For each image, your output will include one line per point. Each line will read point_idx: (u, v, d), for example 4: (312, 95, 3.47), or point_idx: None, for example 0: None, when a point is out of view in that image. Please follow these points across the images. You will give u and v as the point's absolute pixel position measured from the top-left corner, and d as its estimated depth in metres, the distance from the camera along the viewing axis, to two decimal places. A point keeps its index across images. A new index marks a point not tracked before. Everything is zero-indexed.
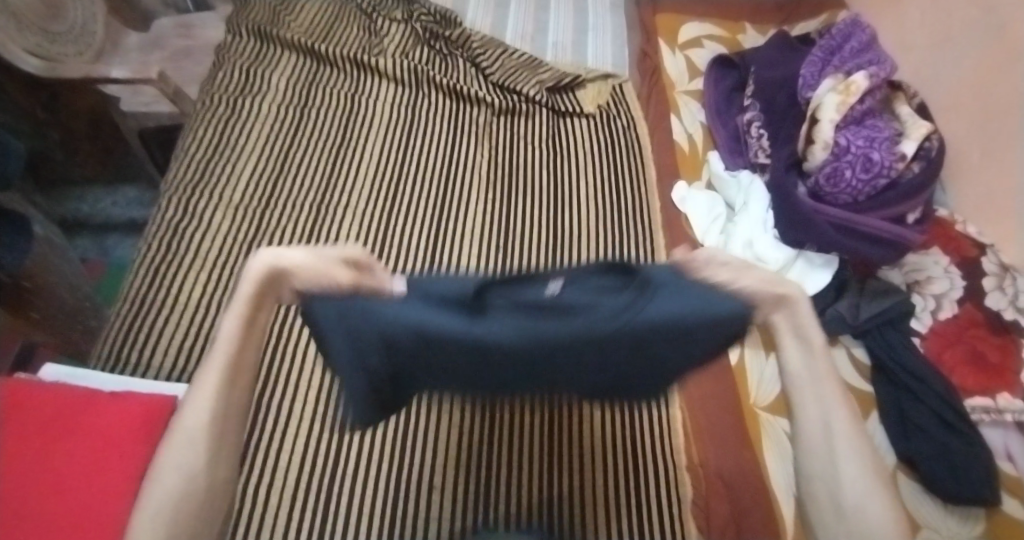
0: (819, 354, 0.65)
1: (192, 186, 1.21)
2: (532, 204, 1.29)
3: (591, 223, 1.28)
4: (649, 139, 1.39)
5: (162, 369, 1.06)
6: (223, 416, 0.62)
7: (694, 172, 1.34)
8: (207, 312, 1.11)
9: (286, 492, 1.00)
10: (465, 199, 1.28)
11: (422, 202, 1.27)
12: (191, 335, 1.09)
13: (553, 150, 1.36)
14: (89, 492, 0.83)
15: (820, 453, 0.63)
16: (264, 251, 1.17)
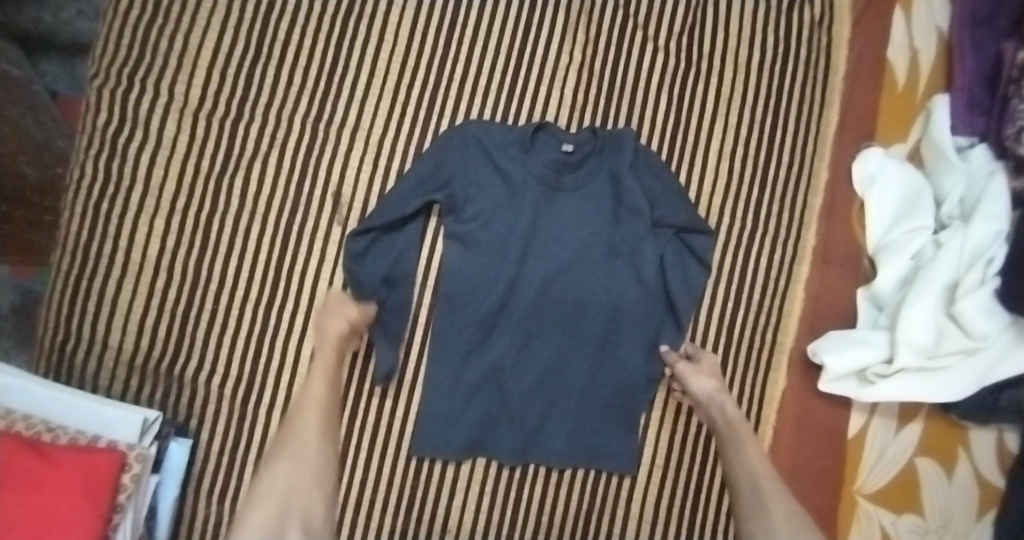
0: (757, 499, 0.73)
1: (136, 70, 0.82)
2: (639, 152, 0.85)
3: (715, 190, 0.88)
4: (845, 49, 0.91)
5: (121, 351, 0.83)
6: (326, 408, 0.76)
7: (900, 128, 0.90)
8: (169, 278, 0.83)
9: None
10: (542, 131, 0.83)
11: (470, 132, 0.83)
12: (154, 309, 0.84)
13: (682, 52, 0.89)
14: None
15: (756, 509, 0.72)
16: (238, 191, 0.83)
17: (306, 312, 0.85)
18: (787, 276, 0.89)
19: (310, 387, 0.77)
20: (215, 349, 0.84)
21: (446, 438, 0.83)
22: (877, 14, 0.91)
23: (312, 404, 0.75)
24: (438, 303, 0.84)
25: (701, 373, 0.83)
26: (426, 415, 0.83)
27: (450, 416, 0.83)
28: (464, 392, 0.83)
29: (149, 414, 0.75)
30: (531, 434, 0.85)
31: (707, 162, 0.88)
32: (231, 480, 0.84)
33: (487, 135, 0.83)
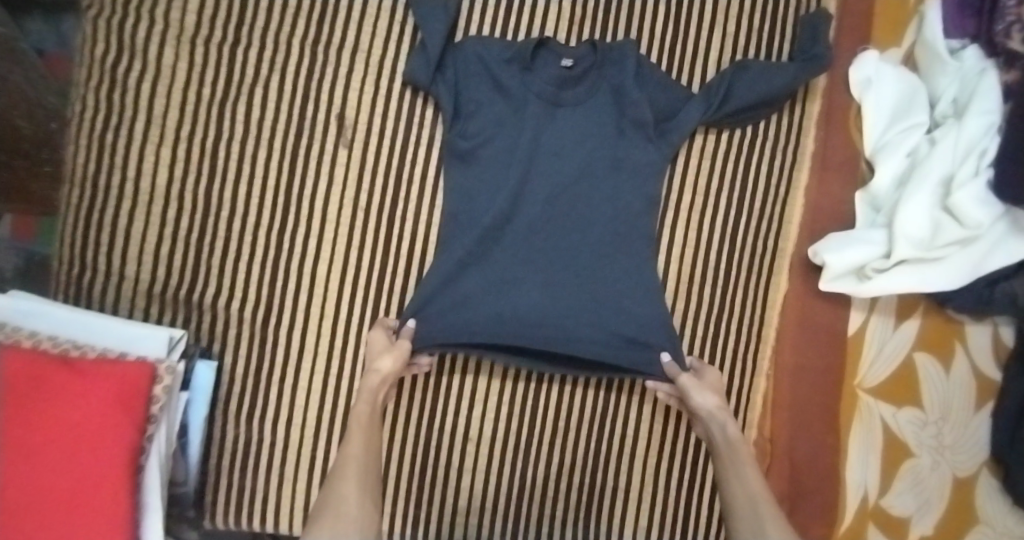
0: (865, 426, 0.92)
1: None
2: (640, 64, 0.86)
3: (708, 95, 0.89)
4: None
5: (139, 281, 0.85)
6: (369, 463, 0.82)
7: (893, 31, 0.90)
8: (180, 209, 0.85)
9: (306, 431, 0.89)
10: (544, 47, 0.85)
11: (470, 50, 0.85)
12: (167, 239, 0.85)
13: None
14: (62, 499, 0.68)
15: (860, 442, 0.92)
16: (241, 116, 0.84)
17: (317, 235, 0.86)
18: (787, 181, 0.91)
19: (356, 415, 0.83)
20: (231, 275, 0.86)
21: (458, 345, 0.84)
22: None
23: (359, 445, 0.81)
24: (446, 220, 0.86)
25: (707, 388, 0.86)
26: (439, 327, 0.84)
27: (462, 330, 0.83)
28: (477, 306, 0.83)
29: (172, 332, 0.77)
30: (547, 347, 0.84)
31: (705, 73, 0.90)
32: (258, 400, 0.88)
33: (487, 51, 0.84)
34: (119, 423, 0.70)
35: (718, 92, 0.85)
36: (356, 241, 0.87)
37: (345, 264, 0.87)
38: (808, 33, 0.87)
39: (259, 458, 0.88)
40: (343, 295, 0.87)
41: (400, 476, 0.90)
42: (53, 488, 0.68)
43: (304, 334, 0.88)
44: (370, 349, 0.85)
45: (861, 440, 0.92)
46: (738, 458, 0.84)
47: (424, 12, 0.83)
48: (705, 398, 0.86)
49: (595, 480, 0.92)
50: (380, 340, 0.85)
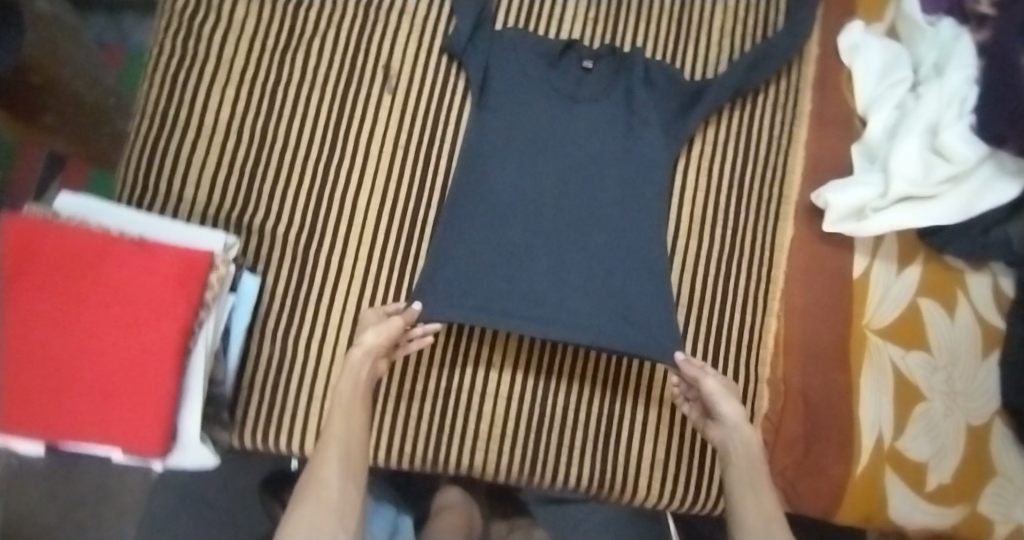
0: (876, 371, 0.95)
1: None
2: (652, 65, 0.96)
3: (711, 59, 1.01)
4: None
5: (194, 204, 0.94)
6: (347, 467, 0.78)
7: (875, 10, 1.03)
8: (238, 141, 0.95)
9: (337, 350, 0.93)
10: (570, 49, 0.96)
11: (505, 35, 0.96)
12: (224, 168, 0.94)
13: None
14: (128, 361, 0.76)
15: (872, 387, 0.95)
16: (300, 64, 0.97)
17: (359, 169, 0.96)
18: (788, 137, 1.00)
19: (332, 416, 0.81)
20: (279, 201, 0.94)
21: (480, 273, 0.87)
22: None
23: (335, 441, 0.79)
24: (470, 153, 0.93)
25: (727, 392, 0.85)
26: (457, 249, 0.88)
27: (479, 253, 0.88)
28: (496, 231, 0.89)
29: (227, 237, 0.85)
30: (557, 278, 0.89)
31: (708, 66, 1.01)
32: (292, 321, 0.93)
33: (508, 38, 0.96)
34: (176, 298, 0.76)
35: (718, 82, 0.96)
36: (393, 176, 0.96)
37: (383, 195, 0.95)
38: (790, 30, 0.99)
39: (290, 376, 0.92)
40: (379, 225, 0.95)
41: (424, 401, 0.93)
42: (121, 350, 0.76)
43: (340, 259, 0.94)
44: (360, 327, 0.87)
45: (872, 384, 0.95)
46: (758, 479, 0.81)
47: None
48: (732, 405, 0.85)
49: (610, 418, 0.94)
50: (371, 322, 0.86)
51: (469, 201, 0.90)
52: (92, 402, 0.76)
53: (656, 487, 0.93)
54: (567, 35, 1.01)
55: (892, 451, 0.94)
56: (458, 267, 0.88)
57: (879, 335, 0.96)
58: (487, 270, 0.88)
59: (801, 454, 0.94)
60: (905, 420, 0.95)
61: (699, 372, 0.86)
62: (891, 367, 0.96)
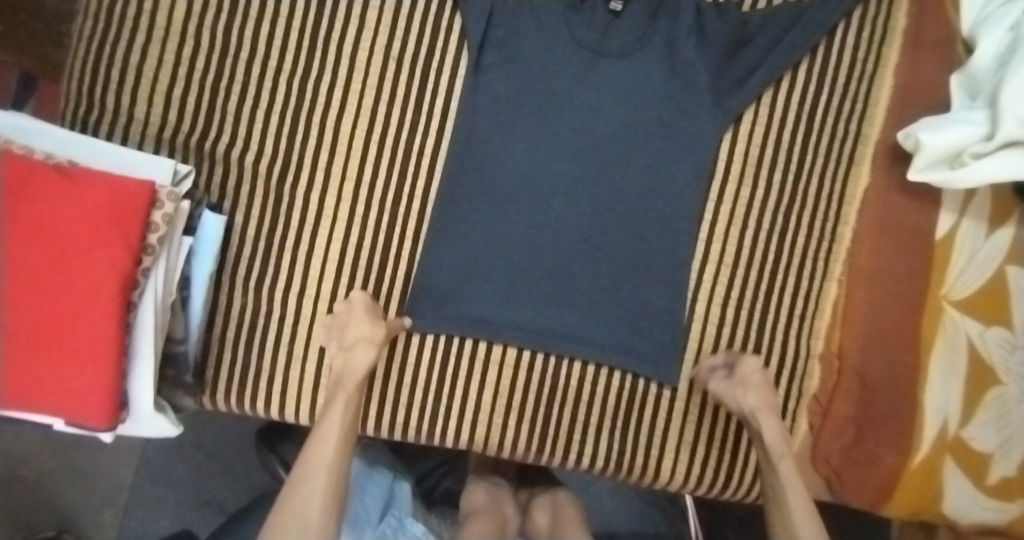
0: (947, 349, 0.81)
1: None
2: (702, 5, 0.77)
3: None
4: None
5: (145, 126, 0.78)
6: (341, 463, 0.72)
7: None
8: (194, 47, 0.77)
9: (317, 304, 0.80)
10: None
11: None
12: (180, 81, 0.77)
13: None
14: (61, 314, 0.63)
15: (940, 367, 0.81)
16: None
17: (342, 87, 0.78)
18: (875, 59, 0.79)
19: (332, 404, 0.74)
20: (245, 124, 0.78)
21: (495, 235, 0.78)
22: None
23: (332, 432, 0.72)
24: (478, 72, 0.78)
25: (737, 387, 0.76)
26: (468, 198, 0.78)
27: (484, 203, 0.78)
28: (505, 177, 0.78)
29: (179, 165, 0.69)
30: (569, 242, 0.78)
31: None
32: (265, 268, 0.79)
33: None
34: (111, 241, 0.62)
35: (780, 27, 0.77)
36: (384, 97, 0.79)
37: (372, 120, 0.79)
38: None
39: (267, 330, 0.79)
40: (367, 156, 0.79)
41: (419, 365, 0.80)
42: (53, 301, 0.63)
43: (320, 196, 0.79)
44: (351, 312, 0.76)
45: (940, 365, 0.81)
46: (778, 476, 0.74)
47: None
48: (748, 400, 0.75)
49: (634, 392, 0.81)
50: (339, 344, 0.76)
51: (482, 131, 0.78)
52: (22, 361, 0.64)
53: (685, 471, 0.82)
54: None
55: (954, 438, 0.81)
56: (459, 223, 0.78)
57: (957, 309, 0.81)
58: (497, 225, 0.78)
59: (850, 440, 0.82)
60: (975, 407, 0.81)
61: (719, 376, 0.78)
62: (966, 346, 0.81)
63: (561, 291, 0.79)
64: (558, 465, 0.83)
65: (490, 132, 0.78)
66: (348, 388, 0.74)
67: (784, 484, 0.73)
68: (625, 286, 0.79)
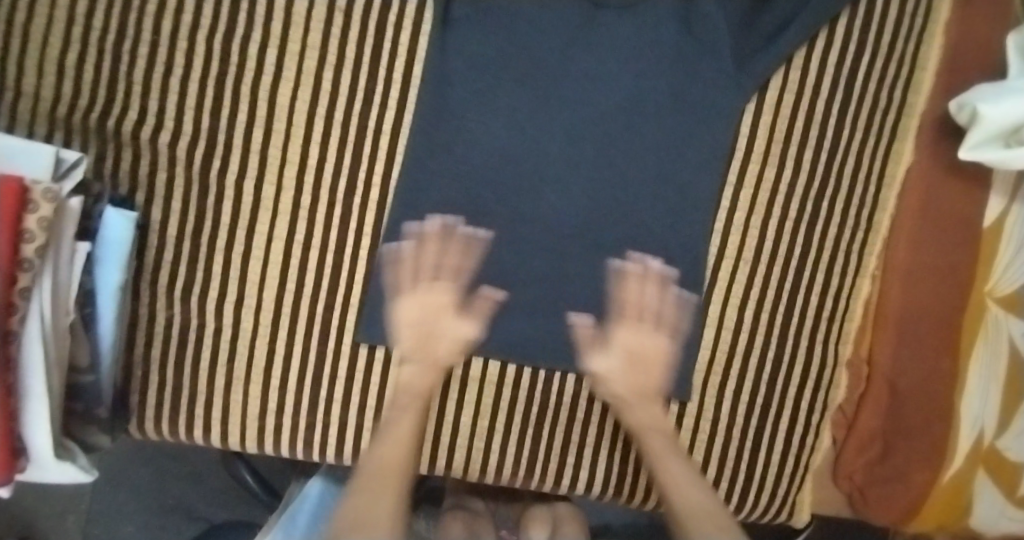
0: (993, 349, 0.70)
1: None
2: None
3: None
4: None
5: (34, 103, 0.62)
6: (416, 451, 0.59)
7: None
8: (90, 1, 0.61)
9: (259, 315, 0.66)
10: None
11: None
12: (76, 43, 0.62)
13: None
14: None
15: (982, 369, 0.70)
16: None
17: (279, 46, 0.63)
18: (924, 15, 0.66)
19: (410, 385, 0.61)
20: (157, 96, 0.63)
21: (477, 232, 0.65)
22: None
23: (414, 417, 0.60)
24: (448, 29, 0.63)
25: (637, 366, 0.61)
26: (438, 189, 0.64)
27: (458, 193, 0.64)
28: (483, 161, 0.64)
29: (64, 152, 0.54)
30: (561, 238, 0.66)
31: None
32: (193, 273, 0.65)
33: None
34: None
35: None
36: (331, 60, 0.63)
37: (317, 89, 0.63)
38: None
39: (199, 349, 0.66)
40: (312, 134, 0.64)
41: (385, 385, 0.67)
42: None
43: (257, 185, 0.64)
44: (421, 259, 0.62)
45: (986, 367, 0.70)
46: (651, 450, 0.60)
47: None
48: (620, 384, 0.61)
49: None
50: (431, 279, 0.61)
51: (455, 102, 0.64)
52: None
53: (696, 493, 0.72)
54: None
55: (994, 451, 0.70)
56: (430, 217, 0.64)
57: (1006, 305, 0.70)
58: (475, 219, 0.65)
59: (878, 453, 0.73)
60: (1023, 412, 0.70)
61: (627, 316, 0.62)
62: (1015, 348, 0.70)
63: (551, 298, 0.67)
64: (552, 490, 0.72)
65: (463, 103, 0.63)
66: (428, 365, 0.61)
67: (676, 476, 0.57)
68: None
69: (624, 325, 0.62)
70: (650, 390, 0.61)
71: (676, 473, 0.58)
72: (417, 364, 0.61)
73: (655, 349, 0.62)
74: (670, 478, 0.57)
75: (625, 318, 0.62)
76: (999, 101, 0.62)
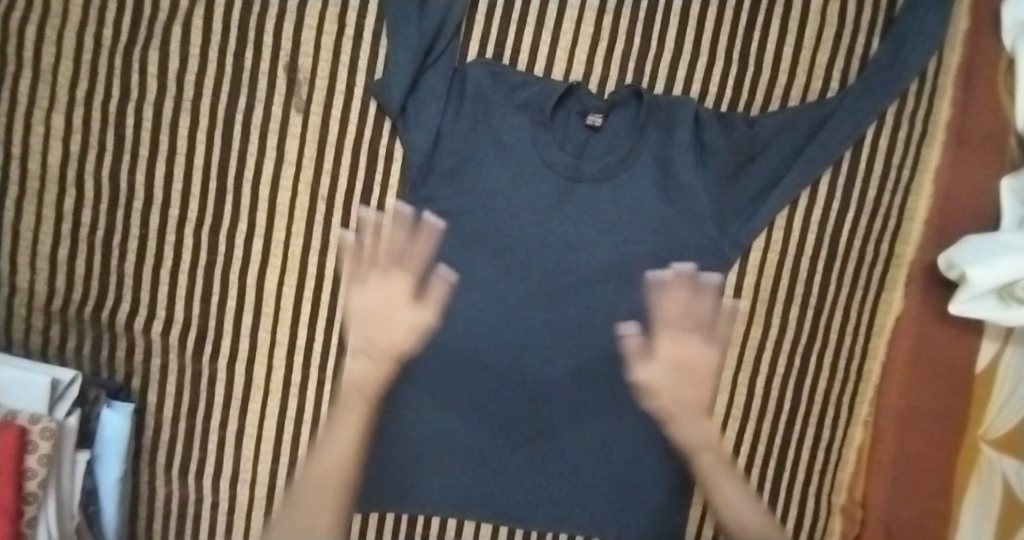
0: (987, 487, 0.67)
1: None
2: (700, 111, 0.62)
3: (801, 80, 0.63)
4: None
5: (32, 298, 0.64)
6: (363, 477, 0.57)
7: None
8: (79, 200, 0.62)
9: (255, 491, 0.67)
10: (570, 95, 0.62)
11: (471, 76, 0.61)
12: (68, 239, 0.63)
13: None
14: None
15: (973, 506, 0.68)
16: (155, 71, 0.61)
17: (263, 233, 0.63)
18: (910, 165, 0.65)
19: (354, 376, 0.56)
20: (147, 289, 0.63)
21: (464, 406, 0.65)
22: None
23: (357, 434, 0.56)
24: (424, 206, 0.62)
25: (679, 376, 0.58)
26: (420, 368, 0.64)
27: (442, 370, 0.64)
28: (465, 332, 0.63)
29: (59, 375, 0.55)
30: (548, 401, 0.65)
31: (789, 95, 0.63)
32: (189, 455, 0.66)
33: (470, 84, 0.61)
34: None
35: (795, 141, 0.62)
36: (315, 246, 0.64)
37: (303, 273, 0.64)
38: (911, 32, 0.60)
39: (199, 523, 0.67)
40: (300, 316, 0.64)
41: None
42: None
43: (247, 367, 0.65)
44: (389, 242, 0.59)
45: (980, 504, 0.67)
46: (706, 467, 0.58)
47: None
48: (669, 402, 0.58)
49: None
50: (698, 332, 0.59)
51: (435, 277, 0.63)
52: None
53: None
54: (566, 60, 0.63)
55: None
56: (418, 387, 0.65)
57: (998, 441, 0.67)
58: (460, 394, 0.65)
59: None
60: None
61: (672, 324, 0.59)
62: None
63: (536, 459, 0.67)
64: None
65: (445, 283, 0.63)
66: (376, 357, 0.56)
67: (713, 473, 0.58)
68: (619, 454, 0.66)
69: (667, 331, 0.59)
70: (700, 401, 0.58)
71: (731, 485, 0.57)
72: (367, 356, 0.56)
73: (687, 357, 0.58)
74: (734, 506, 0.56)
75: (665, 335, 0.59)
76: (986, 265, 0.61)
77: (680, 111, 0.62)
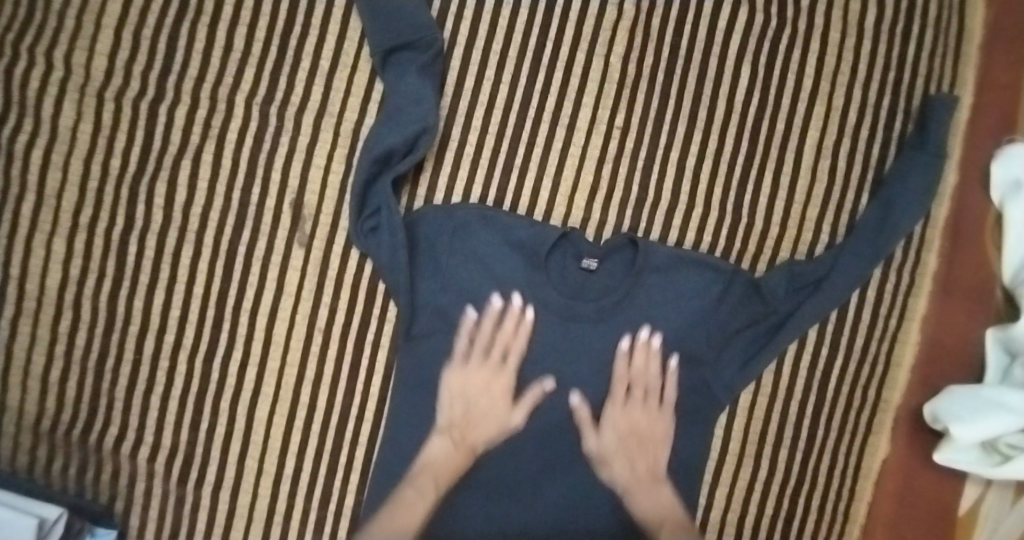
0: None
1: (15, 39, 0.60)
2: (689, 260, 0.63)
3: (791, 233, 0.65)
4: (965, 124, 0.67)
5: (18, 419, 0.63)
6: None
7: None
8: (75, 324, 0.62)
9: None
10: (564, 239, 0.61)
11: (465, 219, 0.62)
12: (61, 359, 0.62)
13: (757, 10, 0.65)
14: None
15: None
16: (162, 203, 0.61)
17: (257, 362, 0.63)
18: (898, 314, 0.67)
19: None
20: (137, 416, 0.63)
21: None
22: (991, 42, 0.66)
23: None
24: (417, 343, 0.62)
25: (632, 446, 0.62)
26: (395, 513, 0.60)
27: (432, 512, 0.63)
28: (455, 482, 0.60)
29: (46, 512, 0.56)
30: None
31: (780, 247, 0.65)
32: None
33: (459, 227, 0.62)
34: None
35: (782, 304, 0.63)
36: (308, 377, 0.63)
37: (295, 403, 0.64)
38: (899, 196, 0.63)
39: None
40: (289, 446, 0.64)
41: None
42: None
43: (231, 494, 0.64)
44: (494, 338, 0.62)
45: None
46: None
47: (395, 74, 0.61)
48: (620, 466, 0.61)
49: None
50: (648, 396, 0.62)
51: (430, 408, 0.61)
52: None
53: None
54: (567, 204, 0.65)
55: None
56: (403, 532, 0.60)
57: None
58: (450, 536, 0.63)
59: None
60: None
61: (619, 396, 0.62)
62: None
63: None
64: None
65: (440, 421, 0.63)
66: (461, 448, 0.60)
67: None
68: None
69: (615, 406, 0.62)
70: (648, 467, 0.62)
71: None
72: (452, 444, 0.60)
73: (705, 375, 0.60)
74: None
75: (626, 406, 0.62)
76: (970, 420, 0.62)
77: (674, 263, 0.63)
